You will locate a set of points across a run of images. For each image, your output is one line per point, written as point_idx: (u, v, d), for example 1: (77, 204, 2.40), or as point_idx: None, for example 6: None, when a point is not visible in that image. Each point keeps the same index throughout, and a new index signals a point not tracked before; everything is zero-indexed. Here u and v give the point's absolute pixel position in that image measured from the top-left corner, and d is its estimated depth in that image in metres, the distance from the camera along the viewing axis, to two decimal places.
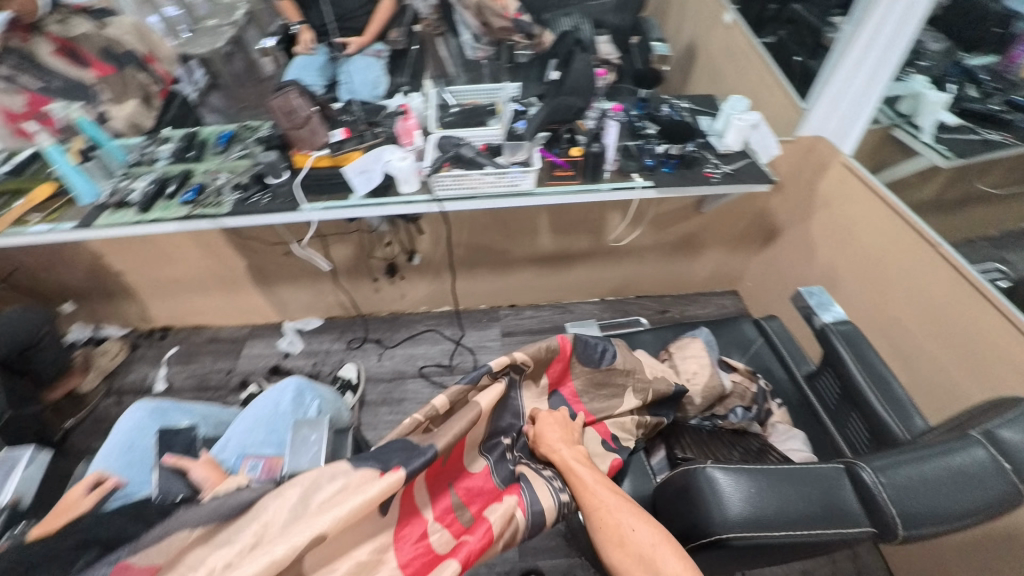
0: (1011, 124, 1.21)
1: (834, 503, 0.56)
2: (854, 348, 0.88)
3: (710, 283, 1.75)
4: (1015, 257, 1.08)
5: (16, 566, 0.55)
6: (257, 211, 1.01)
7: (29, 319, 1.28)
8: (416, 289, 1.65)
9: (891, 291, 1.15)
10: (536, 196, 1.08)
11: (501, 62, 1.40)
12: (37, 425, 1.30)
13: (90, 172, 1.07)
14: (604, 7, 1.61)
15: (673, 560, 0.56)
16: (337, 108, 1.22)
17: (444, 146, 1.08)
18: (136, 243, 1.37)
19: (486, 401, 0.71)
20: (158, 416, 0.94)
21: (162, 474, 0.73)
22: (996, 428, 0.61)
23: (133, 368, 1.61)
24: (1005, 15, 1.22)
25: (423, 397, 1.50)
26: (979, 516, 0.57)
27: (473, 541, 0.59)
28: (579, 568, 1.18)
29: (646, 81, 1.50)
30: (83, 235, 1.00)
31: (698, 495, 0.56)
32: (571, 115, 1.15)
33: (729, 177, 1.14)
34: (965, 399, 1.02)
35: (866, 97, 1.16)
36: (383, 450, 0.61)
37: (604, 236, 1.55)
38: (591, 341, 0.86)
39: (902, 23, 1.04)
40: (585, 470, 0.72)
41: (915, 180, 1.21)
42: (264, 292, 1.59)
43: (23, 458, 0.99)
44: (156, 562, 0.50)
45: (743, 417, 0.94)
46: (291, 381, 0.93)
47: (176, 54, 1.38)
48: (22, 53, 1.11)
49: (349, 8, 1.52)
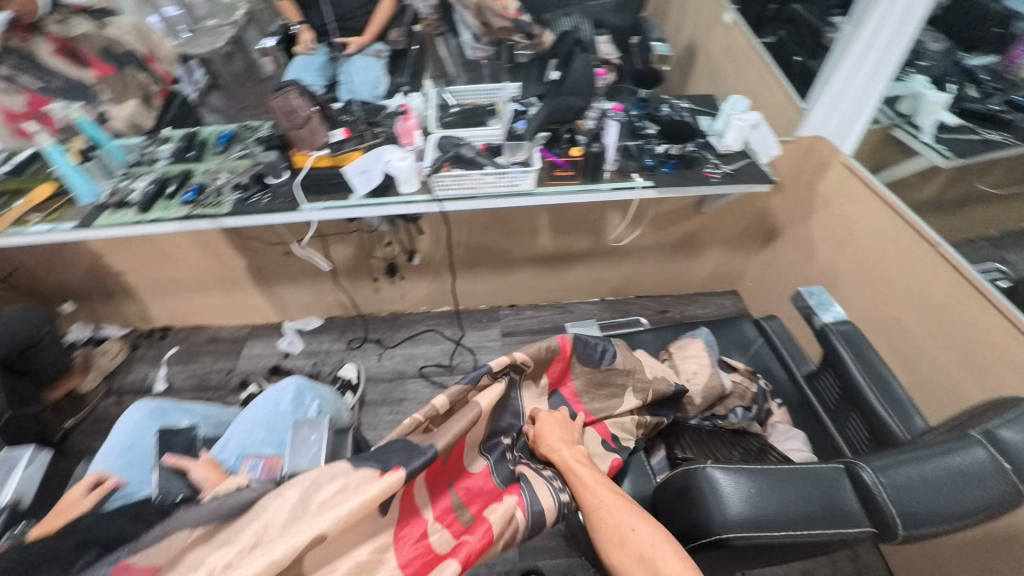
0: (1011, 124, 1.21)
1: (834, 503, 0.56)
2: (854, 348, 0.88)
3: (710, 283, 1.75)
4: (1015, 257, 1.08)
5: (16, 567, 0.55)
6: (257, 211, 1.01)
7: (29, 319, 1.28)
8: (416, 289, 1.65)
9: (891, 291, 1.15)
10: (536, 196, 1.08)
11: (501, 62, 1.40)
12: (37, 425, 1.30)
13: (90, 172, 1.07)
14: (604, 7, 1.61)
15: (674, 560, 0.56)
16: (337, 108, 1.22)
17: (444, 146, 1.08)
18: (136, 243, 1.37)
19: (486, 401, 0.71)
20: (158, 416, 0.94)
21: (162, 474, 0.73)
22: (996, 428, 0.61)
23: (133, 368, 1.61)
24: (1005, 15, 1.22)
25: (423, 397, 1.50)
26: (980, 516, 0.57)
27: (473, 541, 0.59)
28: (580, 568, 1.18)
29: (646, 81, 1.50)
30: (83, 235, 1.00)
31: (698, 495, 0.56)
32: (571, 115, 1.15)
33: (729, 177, 1.14)
34: (965, 399, 1.02)
35: (866, 97, 1.16)
36: (383, 450, 0.61)
37: (604, 236, 1.55)
38: (591, 341, 0.86)
39: (902, 23, 1.04)
40: (585, 470, 0.72)
41: (915, 180, 1.21)
42: (264, 292, 1.59)
43: (23, 458, 0.98)
44: (156, 562, 0.50)
45: (743, 417, 0.94)
46: (291, 381, 0.93)
47: (176, 54, 1.38)
48: (22, 53, 1.11)
49: (349, 8, 1.52)
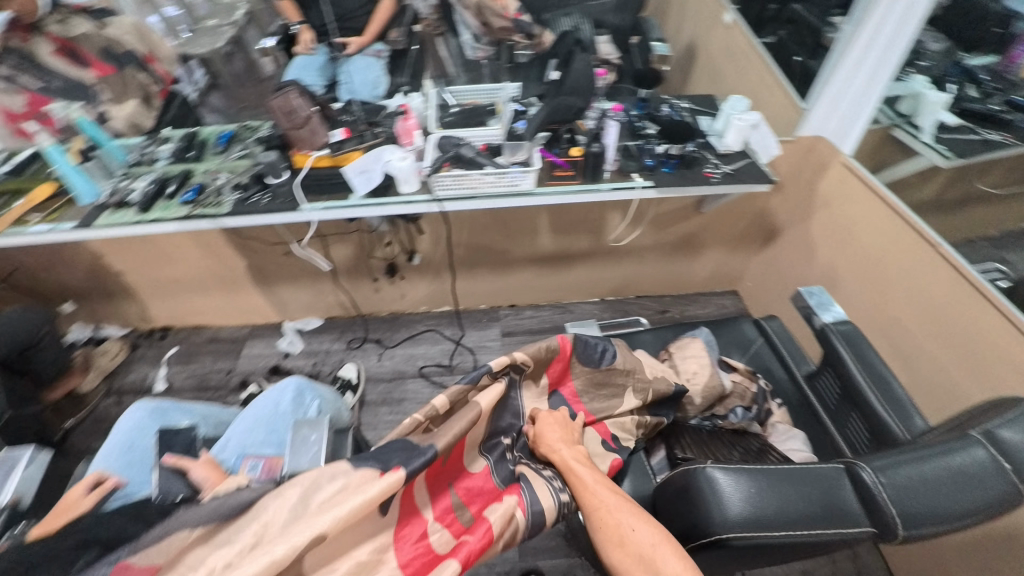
0: (1011, 124, 1.21)
1: (834, 503, 0.56)
2: (854, 348, 0.88)
3: (710, 283, 1.75)
4: (1015, 257, 1.08)
5: (16, 566, 0.55)
6: (257, 211, 1.01)
7: (30, 319, 1.28)
8: (416, 289, 1.65)
9: (891, 291, 1.15)
10: (536, 196, 1.08)
11: (501, 62, 1.40)
12: (37, 425, 1.30)
13: (89, 172, 1.07)
14: (604, 7, 1.61)
15: (674, 560, 0.56)
16: (337, 108, 1.22)
17: (444, 146, 1.08)
18: (136, 243, 1.37)
19: (486, 401, 0.71)
20: (158, 416, 0.94)
21: (162, 474, 0.73)
22: (996, 428, 0.61)
23: (133, 368, 1.61)
24: (1005, 15, 1.22)
25: (423, 397, 1.50)
26: (979, 516, 0.57)
27: (473, 541, 0.59)
28: (580, 568, 1.18)
29: (646, 81, 1.50)
30: (83, 235, 1.00)
31: (698, 495, 0.56)
32: (571, 115, 1.15)
33: (729, 177, 1.14)
34: (965, 399, 1.02)
35: (866, 97, 1.16)
36: (383, 450, 0.61)
37: (604, 236, 1.55)
38: (591, 341, 0.86)
39: (902, 23, 1.04)
40: (585, 470, 0.72)
41: (915, 180, 1.21)
42: (264, 292, 1.59)
43: (23, 458, 0.98)
44: (156, 562, 0.50)
45: (743, 417, 0.94)
46: (291, 381, 0.93)
47: (176, 54, 1.38)
48: (22, 53, 1.11)
49: (349, 8, 1.52)
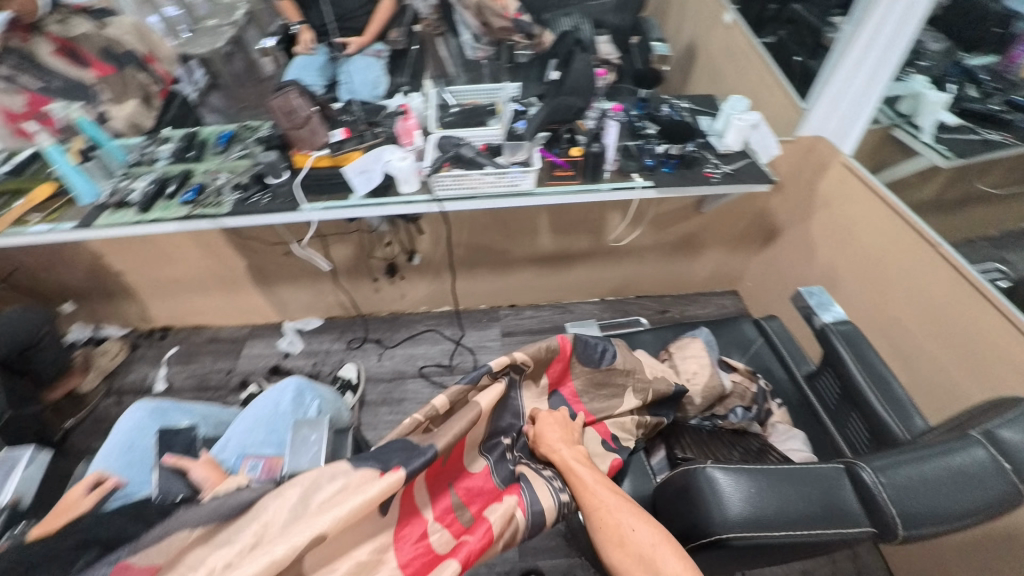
0: (1011, 124, 1.21)
1: (834, 503, 0.56)
2: (854, 348, 0.88)
3: (710, 283, 1.75)
4: (1015, 257, 1.08)
5: (16, 567, 0.55)
6: (257, 211, 1.01)
7: (30, 319, 1.28)
8: (416, 289, 1.65)
9: (891, 291, 1.15)
10: (536, 196, 1.08)
11: (501, 62, 1.40)
12: (37, 425, 1.30)
13: (89, 172, 1.07)
14: (604, 7, 1.61)
15: (674, 560, 0.56)
16: (337, 108, 1.22)
17: (444, 146, 1.08)
18: (136, 243, 1.37)
19: (486, 401, 0.71)
20: (158, 416, 0.94)
21: (162, 474, 0.73)
22: (996, 428, 0.61)
23: (133, 368, 1.61)
24: (1005, 15, 1.22)
25: (423, 397, 1.50)
26: (979, 516, 0.57)
27: (473, 541, 0.59)
28: (579, 568, 1.18)
29: (646, 81, 1.50)
30: (83, 235, 1.00)
31: (699, 495, 0.56)
32: (571, 115, 1.15)
33: (729, 177, 1.14)
34: (965, 399, 1.02)
35: (866, 97, 1.16)
36: (383, 450, 0.61)
37: (604, 236, 1.55)
38: (591, 341, 0.86)
39: (902, 23, 1.04)
40: (585, 470, 0.72)
41: (915, 180, 1.21)
42: (264, 292, 1.59)
43: (23, 458, 0.98)
44: (156, 562, 0.50)
45: (743, 417, 0.94)
46: (291, 381, 0.93)
47: (176, 54, 1.38)
48: (22, 53, 1.11)
49: (349, 8, 1.52)
